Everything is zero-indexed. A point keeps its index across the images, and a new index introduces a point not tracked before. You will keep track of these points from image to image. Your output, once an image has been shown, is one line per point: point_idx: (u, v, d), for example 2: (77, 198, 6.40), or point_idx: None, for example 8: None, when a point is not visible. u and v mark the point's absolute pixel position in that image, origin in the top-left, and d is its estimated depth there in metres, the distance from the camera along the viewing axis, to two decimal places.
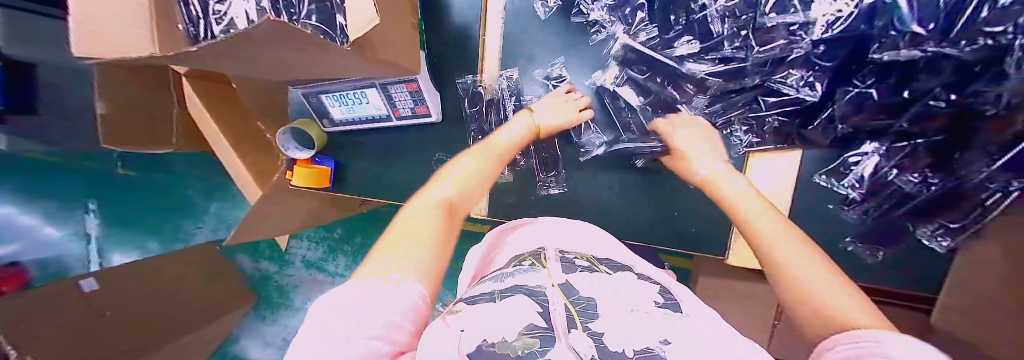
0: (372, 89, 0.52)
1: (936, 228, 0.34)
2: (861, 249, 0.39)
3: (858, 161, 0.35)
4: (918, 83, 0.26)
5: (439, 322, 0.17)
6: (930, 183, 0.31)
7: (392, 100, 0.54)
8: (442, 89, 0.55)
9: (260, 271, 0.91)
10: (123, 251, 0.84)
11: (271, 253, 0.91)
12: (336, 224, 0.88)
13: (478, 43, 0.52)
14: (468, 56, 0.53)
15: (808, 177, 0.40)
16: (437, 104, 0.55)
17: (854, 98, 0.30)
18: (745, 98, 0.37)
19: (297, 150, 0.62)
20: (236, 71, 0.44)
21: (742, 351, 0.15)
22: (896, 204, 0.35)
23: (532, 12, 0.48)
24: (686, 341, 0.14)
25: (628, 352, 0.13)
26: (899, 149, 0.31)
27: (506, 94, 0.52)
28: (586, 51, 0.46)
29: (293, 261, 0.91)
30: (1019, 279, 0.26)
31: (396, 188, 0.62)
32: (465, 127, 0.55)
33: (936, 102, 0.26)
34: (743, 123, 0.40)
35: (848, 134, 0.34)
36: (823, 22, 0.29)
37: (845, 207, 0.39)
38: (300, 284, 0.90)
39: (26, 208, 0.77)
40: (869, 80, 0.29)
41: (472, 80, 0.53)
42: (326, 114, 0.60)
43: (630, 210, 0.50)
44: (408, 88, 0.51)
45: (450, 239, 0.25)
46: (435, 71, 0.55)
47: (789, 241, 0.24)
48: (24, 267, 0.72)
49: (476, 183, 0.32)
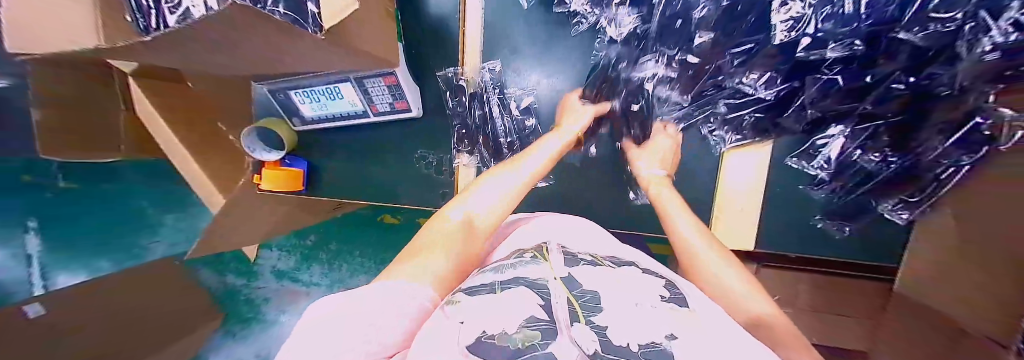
0: (347, 84, 0.58)
1: (896, 203, 0.41)
2: (829, 224, 0.49)
3: (825, 144, 0.42)
4: (880, 67, 0.31)
5: (440, 312, 0.17)
6: (890, 161, 0.38)
7: (369, 96, 0.59)
8: (423, 84, 0.60)
9: (225, 285, 0.70)
10: (71, 272, 0.49)
11: (239, 266, 0.74)
12: (312, 229, 0.80)
13: (459, 33, 0.57)
14: (449, 49, 0.58)
15: (781, 161, 0.48)
16: (417, 99, 0.60)
17: (823, 85, 0.35)
18: (721, 96, 0.43)
19: (264, 151, 0.68)
20: (190, 58, 0.44)
21: (747, 346, 0.15)
22: (859, 183, 0.43)
23: (515, 2, 0.54)
24: (692, 332, 0.14)
25: (633, 346, 0.13)
26: (862, 130, 0.38)
27: (490, 86, 0.58)
28: (569, 41, 0.53)
29: (263, 274, 0.76)
30: (986, 257, 0.31)
31: (375, 183, 0.69)
32: (448, 121, 0.62)
33: (897, 84, 0.31)
34: (723, 126, 0.47)
35: (816, 119, 0.40)
36: (782, 28, 0.32)
37: (813, 186, 0.48)
38: (272, 297, 0.73)
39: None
40: (836, 68, 0.33)
41: (453, 72, 0.59)
42: (295, 113, 0.66)
43: (614, 203, 0.58)
44: (385, 82, 0.57)
45: (468, 254, 0.26)
46: (413, 63, 0.60)
47: (713, 256, 0.31)
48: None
49: (509, 199, 0.33)
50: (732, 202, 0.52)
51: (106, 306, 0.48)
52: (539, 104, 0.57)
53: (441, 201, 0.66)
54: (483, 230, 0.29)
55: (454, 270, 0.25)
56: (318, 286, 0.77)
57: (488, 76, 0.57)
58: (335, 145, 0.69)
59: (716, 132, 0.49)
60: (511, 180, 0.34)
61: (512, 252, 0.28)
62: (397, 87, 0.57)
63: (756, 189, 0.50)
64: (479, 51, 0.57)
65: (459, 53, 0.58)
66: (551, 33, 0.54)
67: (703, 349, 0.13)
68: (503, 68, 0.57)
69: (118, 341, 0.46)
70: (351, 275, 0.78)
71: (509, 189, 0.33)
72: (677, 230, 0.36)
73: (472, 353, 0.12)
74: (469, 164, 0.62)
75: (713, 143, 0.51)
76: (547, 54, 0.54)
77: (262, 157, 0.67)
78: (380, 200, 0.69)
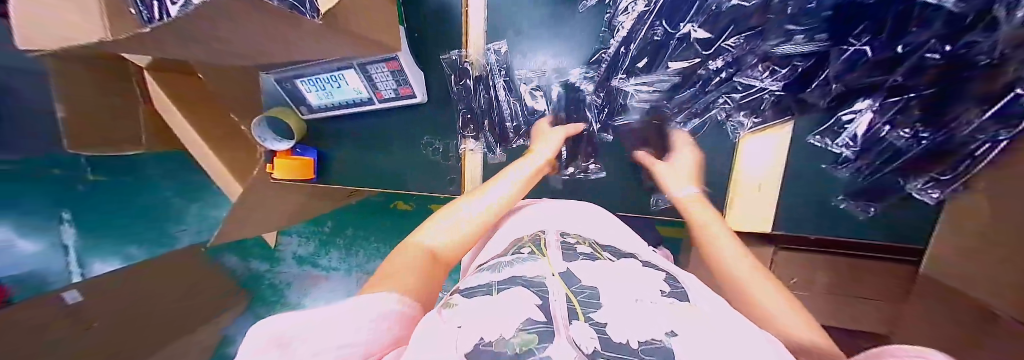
0: (350, 70, 0.57)
1: (926, 181, 0.39)
2: (852, 206, 0.46)
3: (851, 119, 0.39)
4: (912, 36, 0.28)
5: (436, 317, 0.17)
6: (921, 138, 0.35)
7: (373, 82, 0.59)
8: (427, 69, 0.59)
9: (250, 270, 0.77)
10: (105, 258, 0.49)
11: (263, 252, 0.83)
12: (327, 216, 0.89)
13: (461, 14, 0.55)
14: (452, 31, 0.56)
15: (803, 139, 0.45)
16: (421, 84, 0.60)
17: (850, 58, 0.33)
18: (722, 86, 0.43)
19: (275, 140, 0.69)
20: (191, 51, 0.44)
21: (747, 337, 0.15)
22: (885, 161, 0.40)
23: None
24: (693, 329, 0.14)
25: (632, 343, 0.12)
26: (892, 103, 0.35)
27: (494, 68, 0.56)
28: (576, 18, 0.50)
29: (284, 259, 0.86)
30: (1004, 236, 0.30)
31: (383, 171, 0.69)
32: (453, 106, 0.61)
33: (932, 54, 0.28)
34: (742, 111, 0.45)
35: (842, 93, 0.38)
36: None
37: (837, 166, 0.44)
38: (293, 281, 0.84)
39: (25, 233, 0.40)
40: (864, 38, 0.31)
41: (457, 55, 0.57)
42: (303, 102, 0.67)
43: (621, 187, 0.57)
44: (388, 67, 0.57)
45: (433, 282, 0.27)
46: (416, 47, 0.58)
47: (753, 275, 0.31)
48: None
49: (474, 229, 0.35)
50: (748, 184, 0.49)
51: (122, 298, 0.47)
52: (545, 86, 0.54)
53: (449, 187, 0.66)
54: (444, 259, 0.30)
55: (424, 292, 0.25)
56: (336, 270, 0.88)
57: (493, 58, 0.56)
58: (343, 134, 0.69)
59: (733, 117, 0.46)
60: (476, 210, 0.36)
61: (513, 240, 0.29)
62: (400, 72, 0.57)
63: (772, 176, 0.48)
64: (482, 32, 0.55)
65: (462, 35, 0.56)
66: (557, 10, 0.51)
67: (704, 343, 0.13)
68: (508, 49, 0.55)
69: (119, 340, 0.43)
70: (366, 260, 0.87)
71: (472, 218, 0.35)
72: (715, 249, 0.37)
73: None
74: (475, 149, 0.62)
75: (731, 127, 0.47)
76: (553, 32, 0.52)
77: (274, 146, 0.69)
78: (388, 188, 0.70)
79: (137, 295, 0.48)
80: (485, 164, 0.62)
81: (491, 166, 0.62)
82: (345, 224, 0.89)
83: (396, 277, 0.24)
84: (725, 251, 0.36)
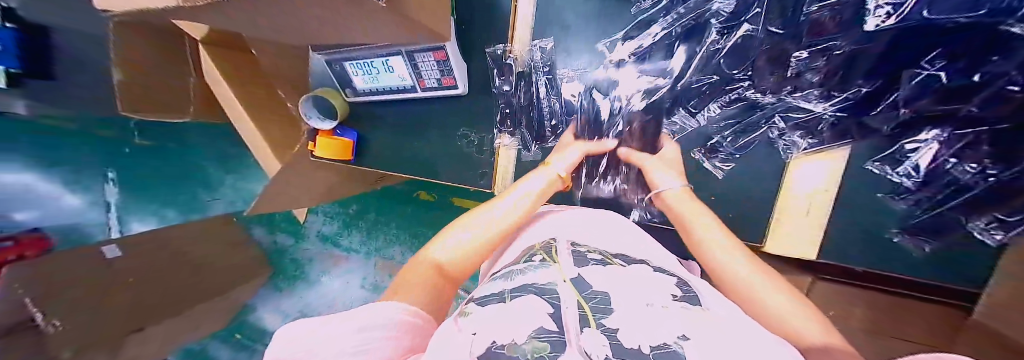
0: (398, 57, 0.59)
1: (989, 222, 0.35)
2: (905, 241, 0.42)
3: (914, 149, 0.36)
4: (993, 66, 0.25)
5: (451, 324, 0.17)
6: (988, 174, 0.32)
7: (418, 70, 0.60)
8: (471, 61, 0.60)
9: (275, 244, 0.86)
10: (142, 219, 0.74)
11: (288, 226, 0.88)
12: (353, 199, 0.91)
13: (510, 9, 0.55)
14: (499, 26, 0.57)
15: (858, 165, 0.41)
16: (463, 76, 0.60)
17: (922, 82, 0.30)
18: (779, 106, 0.41)
19: (318, 119, 0.71)
20: (252, 25, 0.46)
21: (765, 345, 0.14)
22: (949, 196, 0.36)
23: None
24: (708, 334, 0.13)
25: (644, 348, 0.12)
26: (959, 137, 0.32)
27: (537, 66, 0.56)
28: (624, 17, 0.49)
29: (309, 235, 0.89)
30: None
31: (415, 160, 0.70)
32: (492, 99, 0.61)
33: (1012, 85, 0.25)
34: (796, 130, 0.42)
35: (909, 121, 0.34)
36: (879, 13, 0.28)
37: (896, 197, 0.41)
38: (315, 257, 0.86)
39: (48, 175, 0.65)
40: (938, 64, 0.28)
41: (502, 50, 0.58)
42: (348, 84, 0.68)
43: None
44: (435, 57, 0.57)
45: (440, 302, 0.27)
46: (463, 41, 0.60)
47: (760, 282, 0.28)
48: (45, 234, 0.60)
49: (488, 242, 0.34)
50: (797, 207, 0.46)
51: (151, 262, 0.59)
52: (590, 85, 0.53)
53: (480, 181, 0.66)
54: (455, 273, 0.30)
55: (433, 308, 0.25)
56: (357, 252, 0.88)
57: (538, 55, 0.56)
58: (382, 120, 0.71)
59: (785, 136, 0.44)
60: (495, 218, 0.35)
61: (525, 249, 0.28)
62: (445, 63, 0.57)
63: (823, 201, 0.44)
64: (530, 28, 0.55)
65: (510, 30, 0.56)
66: (610, 9, 0.49)
67: (719, 349, 0.12)
68: (554, 46, 0.54)
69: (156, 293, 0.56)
70: (388, 245, 0.87)
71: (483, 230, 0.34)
72: (711, 255, 0.33)
73: None
74: (510, 145, 0.62)
75: (781, 148, 0.45)
76: (602, 29, 0.51)
77: (316, 125, 0.70)
78: (420, 175, 0.71)
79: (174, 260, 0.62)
80: (519, 161, 0.62)
81: (524, 164, 0.62)
82: (368, 208, 0.90)
83: (411, 293, 0.25)
84: (720, 253, 0.32)
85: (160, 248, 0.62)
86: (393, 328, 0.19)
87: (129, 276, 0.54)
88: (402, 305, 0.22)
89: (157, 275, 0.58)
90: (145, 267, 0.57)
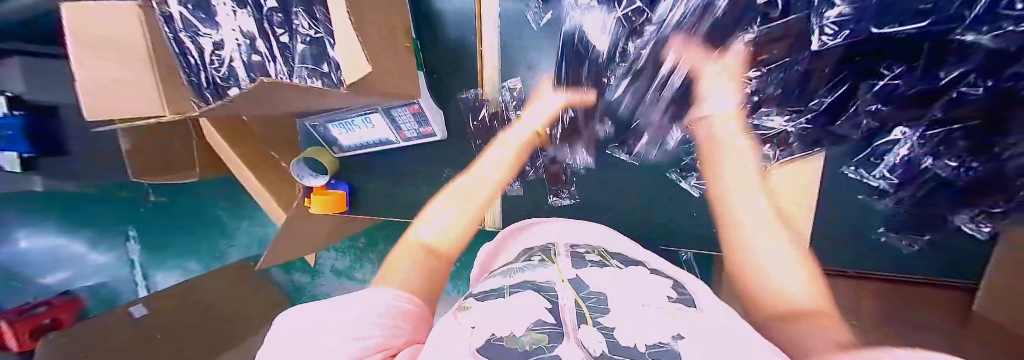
0: (376, 113, 0.61)
1: (976, 213, 0.38)
2: (895, 239, 0.46)
3: (889, 150, 0.39)
4: (947, 67, 0.27)
5: (450, 317, 0.18)
6: (968, 167, 0.34)
7: (397, 124, 0.64)
8: (446, 106, 0.65)
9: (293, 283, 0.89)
10: (167, 272, 0.86)
11: (303, 265, 0.90)
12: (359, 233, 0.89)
13: (476, 54, 0.61)
14: (470, 71, 0.62)
15: (837, 170, 0.45)
16: (441, 123, 0.65)
17: (879, 90, 0.32)
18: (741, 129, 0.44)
19: (311, 177, 0.72)
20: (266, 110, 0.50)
21: (752, 340, 0.16)
22: (929, 191, 0.39)
23: (528, 23, 0.55)
24: (699, 333, 0.14)
25: (640, 347, 0.13)
26: (932, 136, 0.34)
27: (509, 105, 0.61)
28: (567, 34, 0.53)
29: (323, 271, 0.90)
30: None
31: (412, 204, 0.74)
32: (470, 141, 0.66)
33: (971, 89, 0.28)
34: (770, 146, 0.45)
35: (874, 128, 0.38)
36: (825, 32, 0.30)
37: (875, 198, 0.45)
38: (331, 292, 0.89)
39: (72, 237, 0.78)
40: (898, 69, 0.30)
41: (474, 94, 0.63)
42: (334, 142, 0.72)
43: (625, 209, 0.62)
44: (410, 110, 0.61)
45: (433, 278, 0.27)
46: (438, 88, 0.65)
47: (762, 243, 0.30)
48: (75, 296, 0.75)
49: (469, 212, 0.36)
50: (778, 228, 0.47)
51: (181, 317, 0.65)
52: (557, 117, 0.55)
53: None
54: (443, 253, 0.30)
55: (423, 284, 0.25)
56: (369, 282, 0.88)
57: (509, 95, 0.61)
58: (373, 169, 0.74)
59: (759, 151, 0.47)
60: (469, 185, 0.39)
61: (524, 250, 0.30)
62: (421, 115, 0.62)
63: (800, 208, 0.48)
64: (497, 70, 0.60)
65: (478, 75, 0.62)
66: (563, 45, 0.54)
67: (709, 347, 0.13)
68: (523, 86, 0.59)
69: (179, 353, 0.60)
70: None
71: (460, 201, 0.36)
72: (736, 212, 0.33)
73: (483, 354, 0.12)
74: None
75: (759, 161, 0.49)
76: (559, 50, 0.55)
77: (309, 182, 0.72)
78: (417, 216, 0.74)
79: (196, 313, 0.67)
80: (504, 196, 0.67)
81: (510, 197, 0.66)
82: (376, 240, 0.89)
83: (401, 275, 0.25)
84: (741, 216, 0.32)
85: (188, 304, 0.67)
86: (383, 315, 0.19)
87: (153, 335, 0.60)
88: (394, 290, 0.22)
89: (176, 332, 0.63)
90: (168, 327, 0.62)
